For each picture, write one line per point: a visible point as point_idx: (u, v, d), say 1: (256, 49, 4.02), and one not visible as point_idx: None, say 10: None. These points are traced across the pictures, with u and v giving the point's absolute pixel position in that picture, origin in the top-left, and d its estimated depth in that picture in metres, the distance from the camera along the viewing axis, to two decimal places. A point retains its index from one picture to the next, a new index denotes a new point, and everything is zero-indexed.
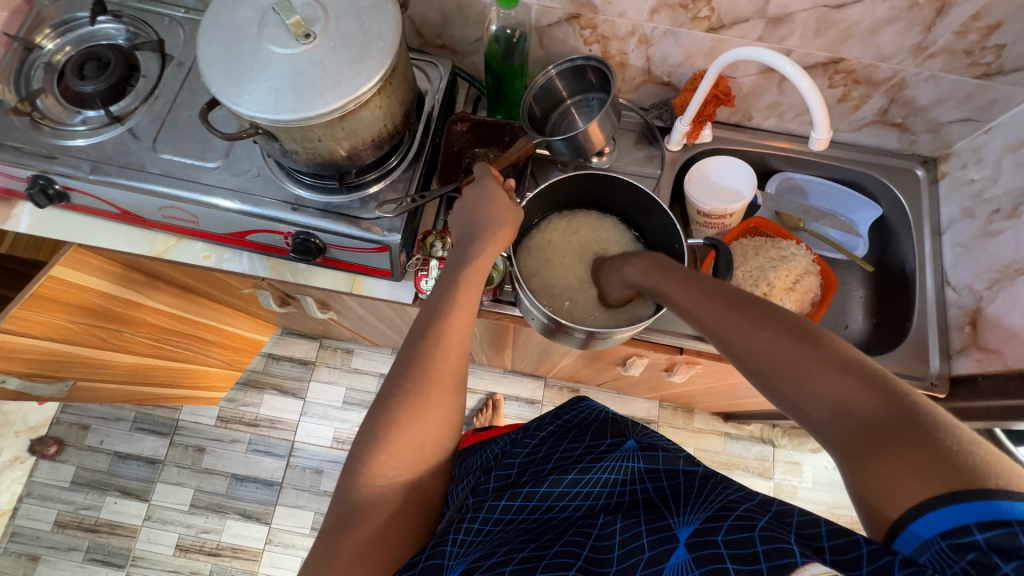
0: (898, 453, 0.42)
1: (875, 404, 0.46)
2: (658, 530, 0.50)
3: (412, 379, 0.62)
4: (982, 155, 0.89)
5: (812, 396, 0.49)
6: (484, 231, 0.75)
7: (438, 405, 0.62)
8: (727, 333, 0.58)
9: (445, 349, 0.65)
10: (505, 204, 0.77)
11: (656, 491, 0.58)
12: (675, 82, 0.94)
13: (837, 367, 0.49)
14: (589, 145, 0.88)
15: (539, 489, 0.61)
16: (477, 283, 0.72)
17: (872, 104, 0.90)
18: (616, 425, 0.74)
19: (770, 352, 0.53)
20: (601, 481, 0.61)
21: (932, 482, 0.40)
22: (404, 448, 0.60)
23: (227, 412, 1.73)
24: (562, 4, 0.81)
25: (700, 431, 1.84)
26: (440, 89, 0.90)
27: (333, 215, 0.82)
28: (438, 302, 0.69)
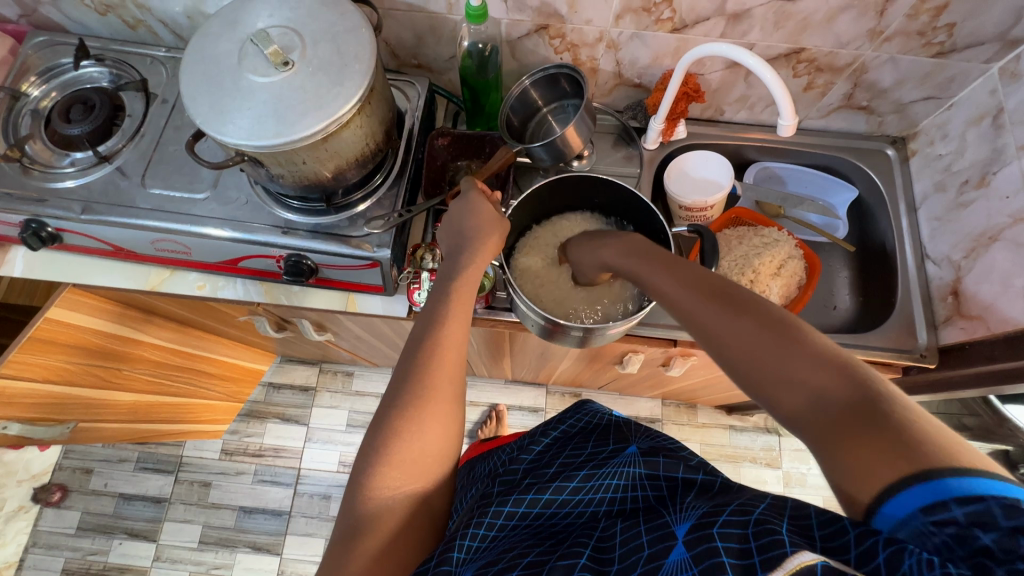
0: (864, 438, 0.40)
1: (846, 390, 0.43)
2: (656, 528, 0.50)
3: (409, 394, 0.63)
4: (947, 130, 0.92)
5: (781, 381, 0.47)
6: (473, 240, 0.77)
7: (438, 418, 0.63)
8: (696, 317, 0.54)
9: (445, 365, 0.66)
10: (488, 214, 0.79)
11: (656, 495, 0.58)
12: (646, 84, 0.97)
13: (814, 351, 0.46)
14: (567, 149, 0.91)
15: (543, 497, 0.63)
16: (468, 294, 0.73)
17: (836, 89, 0.93)
18: (618, 429, 0.75)
19: (740, 335, 0.50)
20: (606, 487, 0.62)
21: (894, 464, 0.38)
22: (405, 462, 0.61)
23: (230, 444, 1.72)
24: (530, 16, 0.84)
25: (705, 426, 1.85)
26: (418, 106, 0.92)
27: (323, 235, 0.84)
28: (432, 313, 0.70)
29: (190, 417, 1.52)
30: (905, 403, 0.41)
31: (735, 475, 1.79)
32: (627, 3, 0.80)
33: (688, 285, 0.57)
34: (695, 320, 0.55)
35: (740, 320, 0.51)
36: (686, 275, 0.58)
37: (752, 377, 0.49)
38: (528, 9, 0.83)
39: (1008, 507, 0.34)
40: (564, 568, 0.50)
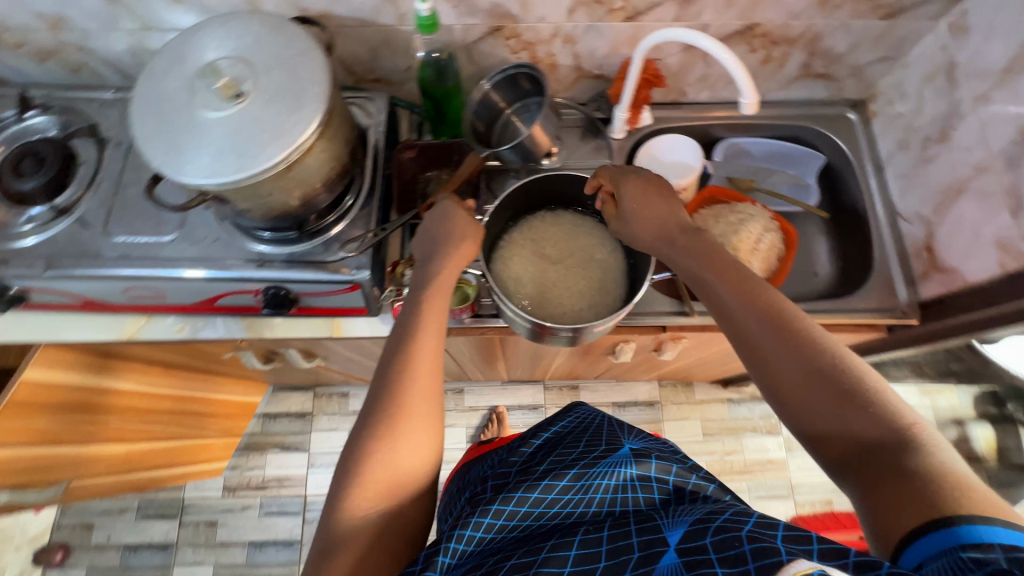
0: (898, 489, 0.47)
1: (892, 443, 0.50)
2: (647, 532, 0.53)
3: (385, 405, 0.63)
4: (905, 89, 0.93)
5: (831, 425, 0.53)
6: (445, 246, 0.77)
7: (415, 430, 0.63)
8: (762, 351, 0.59)
9: (423, 377, 0.66)
10: (462, 222, 0.78)
11: (647, 498, 0.61)
12: (607, 74, 0.96)
13: (865, 404, 0.52)
14: (535, 149, 0.91)
15: (532, 495, 0.63)
16: (444, 302, 0.73)
17: (793, 61, 0.94)
18: (612, 429, 0.77)
19: (799, 382, 0.56)
20: (601, 489, 0.62)
21: (918, 514, 0.44)
22: (378, 478, 0.60)
23: (232, 480, 1.70)
24: (483, 19, 0.83)
25: (703, 402, 1.87)
26: (381, 122, 0.91)
27: (299, 264, 0.82)
28: (406, 325, 0.70)
29: (188, 458, 1.49)
30: (944, 464, 0.47)
31: (737, 446, 1.82)
32: None
33: (766, 316, 0.60)
34: (760, 354, 0.59)
35: (805, 362, 0.56)
36: (762, 304, 0.61)
37: (802, 415, 0.55)
38: (480, 12, 0.82)
39: None
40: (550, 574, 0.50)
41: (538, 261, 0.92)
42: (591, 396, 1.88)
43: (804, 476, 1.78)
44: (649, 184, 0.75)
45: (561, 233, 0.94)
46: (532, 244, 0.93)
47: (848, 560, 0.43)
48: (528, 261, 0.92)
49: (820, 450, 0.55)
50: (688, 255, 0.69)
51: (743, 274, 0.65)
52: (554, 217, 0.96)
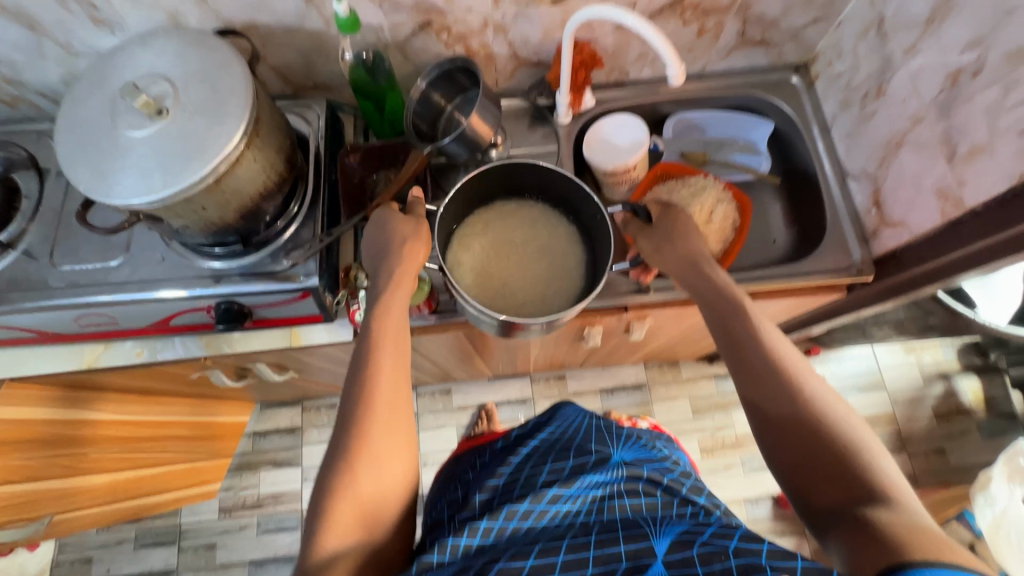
0: (868, 530, 0.51)
1: (872, 499, 0.54)
2: (633, 542, 0.63)
3: (351, 438, 0.64)
4: (842, 48, 0.93)
5: (819, 469, 0.58)
6: (389, 251, 0.78)
7: (378, 454, 0.64)
8: (765, 390, 0.65)
9: (389, 403, 0.68)
10: (410, 229, 0.78)
11: (634, 503, 0.73)
12: (544, 59, 0.96)
13: (856, 459, 0.58)
14: (478, 140, 0.91)
15: (520, 508, 0.73)
16: (397, 319, 0.74)
17: (728, 30, 0.93)
18: (597, 439, 0.89)
19: (798, 423, 0.61)
20: (579, 499, 0.74)
21: (880, 551, 0.48)
22: (348, 514, 0.60)
23: (227, 501, 1.70)
24: (409, 15, 0.83)
25: (690, 379, 1.88)
26: (320, 128, 0.91)
27: (249, 277, 0.82)
28: (364, 344, 0.72)
29: (176, 484, 1.49)
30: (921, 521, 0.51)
31: (728, 421, 1.82)
32: None
33: (776, 363, 0.66)
34: (761, 394, 0.65)
35: (801, 412, 0.62)
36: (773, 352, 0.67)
37: (790, 458, 0.61)
38: (405, 9, 0.82)
39: None
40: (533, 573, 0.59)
41: (494, 253, 0.91)
42: (579, 384, 1.88)
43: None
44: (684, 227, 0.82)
45: (516, 224, 0.93)
46: (487, 236, 0.93)
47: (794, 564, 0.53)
48: (487, 259, 0.91)
49: (804, 494, 0.59)
50: (714, 303, 0.75)
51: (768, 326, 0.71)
52: (510, 207, 0.95)
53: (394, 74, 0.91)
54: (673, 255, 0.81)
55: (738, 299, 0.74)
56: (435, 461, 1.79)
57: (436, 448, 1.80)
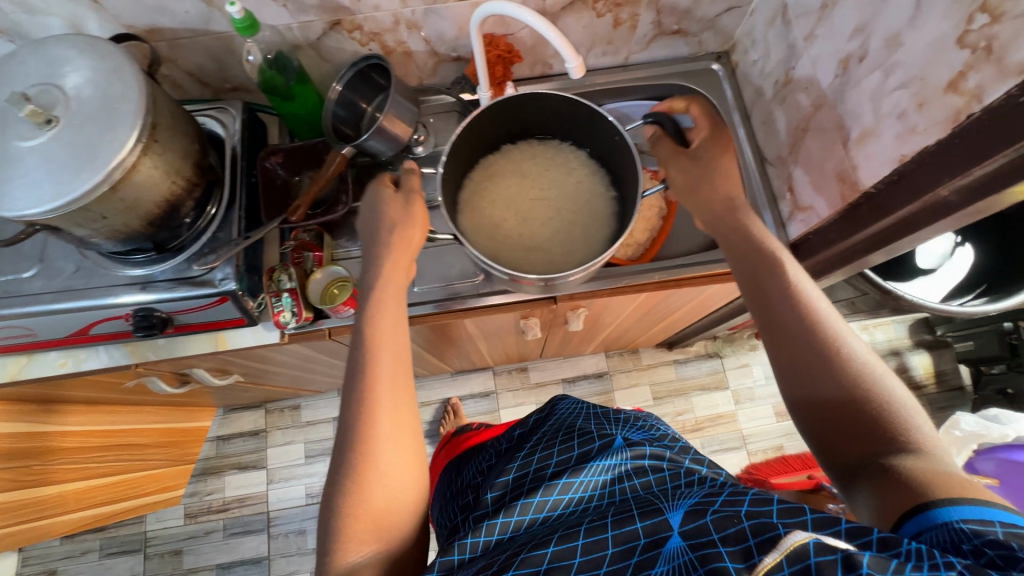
0: (890, 477, 0.52)
1: (898, 446, 0.54)
2: (649, 516, 0.59)
3: (353, 437, 0.65)
4: (755, 36, 0.94)
5: (845, 424, 0.58)
6: (382, 236, 0.77)
7: (394, 441, 0.66)
8: (792, 340, 0.63)
9: (393, 388, 0.69)
10: (398, 213, 0.77)
11: (643, 482, 0.72)
12: (464, 55, 0.96)
13: (885, 403, 0.57)
14: (398, 137, 0.91)
15: (535, 500, 0.72)
16: (392, 316, 0.73)
17: (643, 20, 0.94)
18: (592, 425, 0.89)
19: (826, 370, 0.60)
20: (590, 483, 0.73)
21: (905, 498, 0.49)
22: (364, 518, 0.61)
23: (192, 506, 1.70)
24: (317, 15, 0.83)
25: (650, 366, 1.90)
26: (236, 131, 0.91)
27: (166, 283, 0.82)
28: (359, 335, 0.72)
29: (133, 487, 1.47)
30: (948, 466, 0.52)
31: (687, 406, 1.85)
32: None
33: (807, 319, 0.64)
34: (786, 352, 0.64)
35: (833, 370, 0.60)
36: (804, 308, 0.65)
37: (817, 413, 0.60)
38: (311, 9, 0.81)
39: (1012, 533, 0.44)
40: (533, 561, 0.58)
41: (509, 207, 0.87)
42: (541, 376, 1.90)
43: (756, 427, 1.83)
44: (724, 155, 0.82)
45: (527, 177, 0.90)
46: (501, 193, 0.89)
47: (807, 520, 0.51)
48: (497, 208, 0.87)
49: (827, 447, 0.59)
50: (745, 261, 0.73)
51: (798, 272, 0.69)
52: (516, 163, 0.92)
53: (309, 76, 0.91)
54: (708, 196, 0.79)
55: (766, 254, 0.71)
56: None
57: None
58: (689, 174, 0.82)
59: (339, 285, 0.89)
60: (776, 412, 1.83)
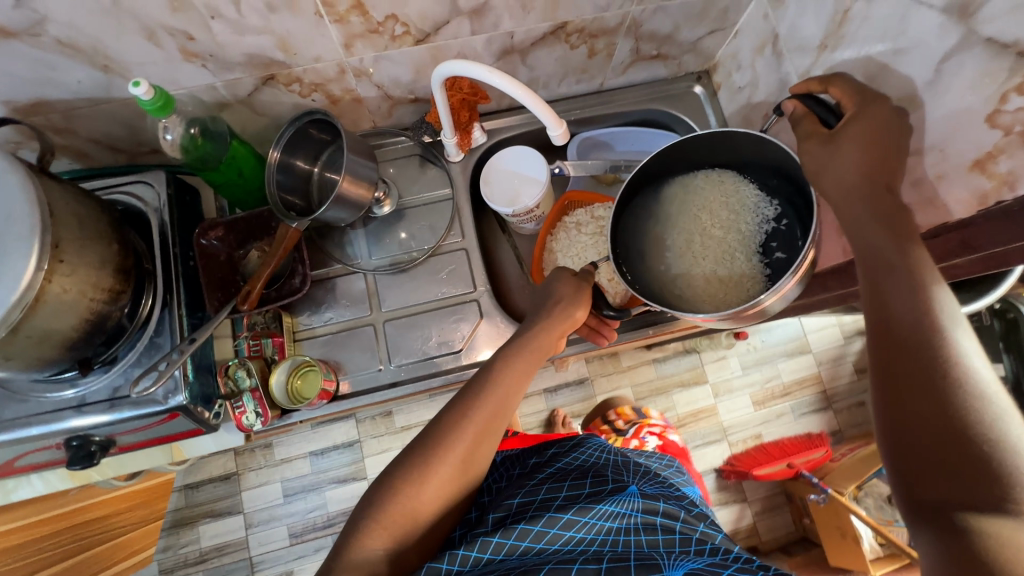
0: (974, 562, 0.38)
1: (1006, 510, 0.38)
2: (647, 569, 0.55)
3: (428, 445, 0.63)
4: (740, 61, 0.87)
5: (929, 465, 0.41)
6: (558, 306, 0.75)
7: (445, 480, 0.62)
8: (892, 342, 0.45)
9: (477, 438, 0.64)
10: (569, 292, 0.75)
11: (651, 539, 0.62)
12: (422, 96, 0.84)
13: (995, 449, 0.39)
14: (356, 200, 0.80)
15: (534, 528, 0.60)
16: (518, 394, 0.69)
17: (621, 48, 0.85)
18: (616, 469, 0.76)
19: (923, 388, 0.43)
20: (599, 526, 0.62)
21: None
22: (398, 517, 0.59)
23: (167, 563, 1.45)
24: (244, 72, 0.69)
25: (631, 367, 1.51)
26: (163, 207, 0.76)
27: (102, 403, 0.70)
28: (484, 378, 0.69)
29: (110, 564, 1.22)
30: None
31: (669, 405, 1.48)
32: (347, 30, 0.66)
33: (919, 308, 0.45)
34: (886, 348, 0.46)
35: (939, 392, 0.42)
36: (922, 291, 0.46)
37: (895, 437, 0.43)
38: (237, 66, 0.68)
39: None
40: None
41: (667, 253, 0.76)
42: None
43: (735, 418, 1.47)
44: (884, 129, 0.55)
45: (672, 226, 0.76)
46: (687, 266, 0.74)
47: None
48: (678, 238, 0.76)
49: (903, 482, 0.43)
50: (850, 222, 0.53)
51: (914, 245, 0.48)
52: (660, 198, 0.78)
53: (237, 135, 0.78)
54: (837, 179, 0.55)
55: (882, 216, 0.51)
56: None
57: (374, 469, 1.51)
58: (815, 160, 0.58)
59: (301, 374, 0.83)
60: (754, 402, 1.47)
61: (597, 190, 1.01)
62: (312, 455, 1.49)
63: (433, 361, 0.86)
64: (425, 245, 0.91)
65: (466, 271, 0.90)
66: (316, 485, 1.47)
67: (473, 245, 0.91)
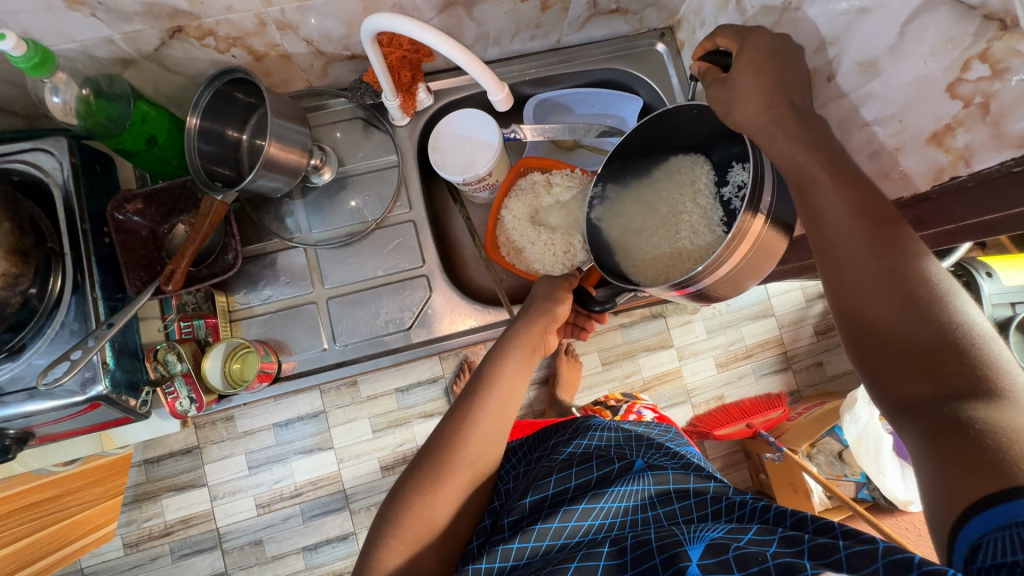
0: (954, 452, 0.36)
1: (979, 393, 0.37)
2: (667, 544, 0.51)
3: (435, 453, 0.63)
4: (704, 17, 0.80)
5: (897, 365, 0.41)
6: (546, 298, 0.74)
7: (455, 484, 0.61)
8: (839, 264, 0.46)
9: (483, 439, 0.64)
10: (546, 291, 0.75)
11: (667, 511, 0.58)
12: (360, 53, 0.77)
13: (944, 334, 0.40)
14: (289, 167, 0.73)
15: (551, 526, 0.57)
16: (518, 391, 0.68)
17: (576, 2, 0.78)
18: (630, 446, 0.69)
19: (875, 298, 0.43)
20: (613, 510, 0.58)
21: (970, 478, 0.34)
22: (416, 529, 0.58)
23: (131, 536, 1.20)
24: (146, 23, 0.61)
25: (598, 332, 1.40)
26: (65, 179, 0.68)
27: (8, 395, 0.64)
28: (473, 384, 0.67)
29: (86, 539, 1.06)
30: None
31: (635, 368, 1.39)
32: None
33: (856, 220, 0.45)
34: (835, 266, 0.47)
35: (888, 297, 0.43)
36: (858, 200, 0.46)
37: (864, 349, 0.44)
38: (136, 17, 0.60)
39: None
40: None
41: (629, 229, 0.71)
42: None
43: (700, 380, 1.40)
44: (796, 72, 0.53)
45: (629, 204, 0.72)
46: (659, 250, 0.69)
47: (840, 556, 0.43)
48: (636, 215, 0.72)
49: (883, 385, 0.43)
50: (774, 147, 0.51)
51: (848, 164, 0.48)
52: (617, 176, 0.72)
53: (145, 96, 0.71)
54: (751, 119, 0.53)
55: (808, 141, 0.49)
56: (350, 456, 1.25)
57: (345, 444, 1.25)
58: (720, 102, 0.55)
59: (239, 358, 0.82)
60: (718, 364, 1.40)
61: (555, 156, 0.96)
62: (278, 427, 1.24)
63: (382, 340, 0.82)
64: (371, 215, 0.85)
65: (413, 245, 0.85)
66: (281, 455, 1.23)
67: (422, 217, 0.86)
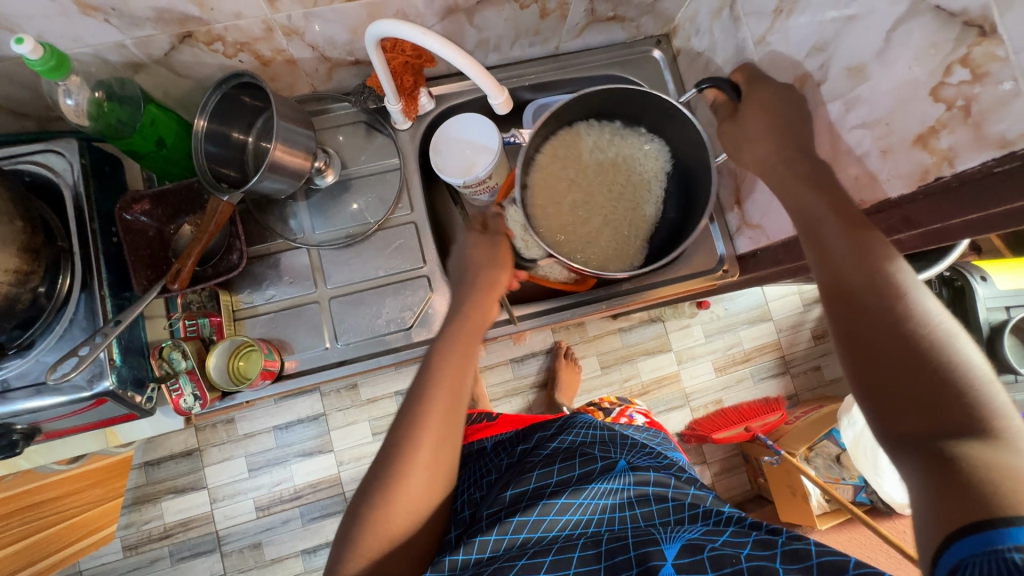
0: (945, 481, 0.37)
1: (972, 432, 0.38)
2: (643, 544, 0.52)
3: (391, 457, 0.57)
4: (699, 24, 0.82)
5: (897, 400, 0.41)
6: (489, 264, 0.71)
7: (413, 487, 0.56)
8: (845, 298, 0.47)
9: (440, 438, 0.58)
10: (488, 256, 0.71)
11: (645, 512, 0.59)
12: (363, 58, 0.79)
13: (946, 375, 0.40)
14: (294, 169, 0.75)
15: (529, 519, 0.58)
16: (465, 366, 0.62)
17: (574, 10, 0.80)
18: (610, 444, 0.71)
19: (880, 334, 0.44)
20: (593, 505, 0.59)
21: (958, 507, 0.36)
22: (378, 540, 0.55)
23: (131, 539, 1.21)
24: (157, 28, 0.63)
25: (597, 337, 1.41)
26: (76, 180, 0.70)
27: (17, 391, 0.65)
28: (423, 371, 0.61)
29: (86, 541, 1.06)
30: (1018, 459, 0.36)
31: (633, 371, 1.41)
32: None
33: (864, 260, 0.47)
34: (841, 301, 0.47)
35: (893, 334, 0.43)
36: (865, 242, 0.48)
37: (863, 383, 0.44)
38: (147, 22, 0.62)
39: None
40: None
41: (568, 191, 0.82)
42: None
43: (699, 383, 1.41)
44: None
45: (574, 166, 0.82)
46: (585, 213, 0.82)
47: (811, 562, 0.44)
48: (574, 179, 0.82)
49: (879, 419, 0.43)
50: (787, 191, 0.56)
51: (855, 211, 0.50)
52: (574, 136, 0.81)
53: (155, 99, 0.73)
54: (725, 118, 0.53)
55: None
56: (349, 458, 1.26)
57: (345, 446, 1.26)
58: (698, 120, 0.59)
59: (243, 355, 0.82)
60: (716, 368, 1.41)
61: None
62: (279, 429, 1.25)
63: (383, 340, 0.84)
64: (372, 218, 0.86)
65: (414, 247, 0.86)
66: (281, 458, 1.24)
67: (423, 219, 0.87)
